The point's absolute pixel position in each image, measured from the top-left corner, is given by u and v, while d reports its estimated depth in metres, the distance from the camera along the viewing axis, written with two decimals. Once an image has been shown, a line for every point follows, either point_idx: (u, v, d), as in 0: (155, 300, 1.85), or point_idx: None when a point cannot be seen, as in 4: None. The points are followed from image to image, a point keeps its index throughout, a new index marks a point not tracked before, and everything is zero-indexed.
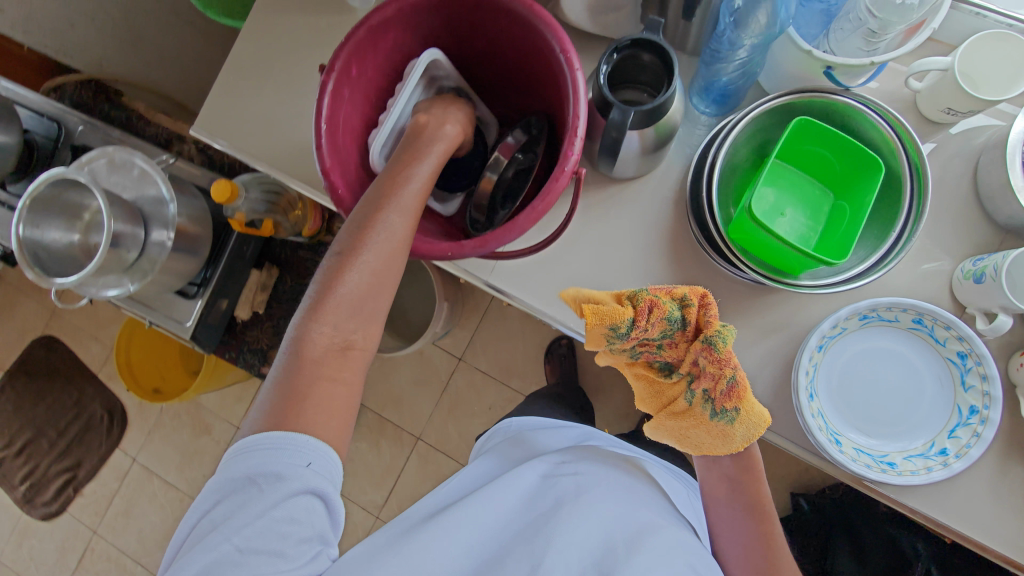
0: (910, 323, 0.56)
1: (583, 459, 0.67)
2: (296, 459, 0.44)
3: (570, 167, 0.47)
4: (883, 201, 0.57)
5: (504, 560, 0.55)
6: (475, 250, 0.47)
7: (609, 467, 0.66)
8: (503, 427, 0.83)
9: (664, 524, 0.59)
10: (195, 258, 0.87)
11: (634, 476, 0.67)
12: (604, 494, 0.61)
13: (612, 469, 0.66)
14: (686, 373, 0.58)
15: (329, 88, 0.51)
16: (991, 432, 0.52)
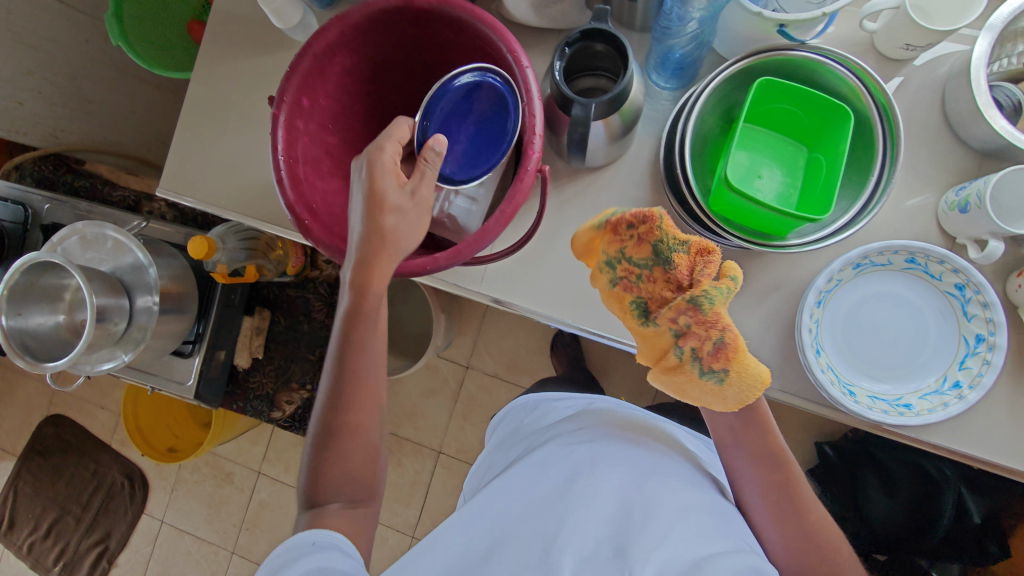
0: (903, 263, 0.56)
1: (596, 426, 0.65)
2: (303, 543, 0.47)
3: (535, 168, 0.45)
4: (862, 149, 0.56)
5: (516, 540, 0.53)
6: (450, 261, 0.46)
7: (621, 427, 0.65)
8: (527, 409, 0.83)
9: (677, 481, 0.58)
10: (184, 317, 0.86)
11: (649, 433, 0.66)
12: (615, 454, 0.60)
13: (625, 428, 0.65)
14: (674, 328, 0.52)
15: (282, 121, 0.48)
16: (1001, 358, 0.52)
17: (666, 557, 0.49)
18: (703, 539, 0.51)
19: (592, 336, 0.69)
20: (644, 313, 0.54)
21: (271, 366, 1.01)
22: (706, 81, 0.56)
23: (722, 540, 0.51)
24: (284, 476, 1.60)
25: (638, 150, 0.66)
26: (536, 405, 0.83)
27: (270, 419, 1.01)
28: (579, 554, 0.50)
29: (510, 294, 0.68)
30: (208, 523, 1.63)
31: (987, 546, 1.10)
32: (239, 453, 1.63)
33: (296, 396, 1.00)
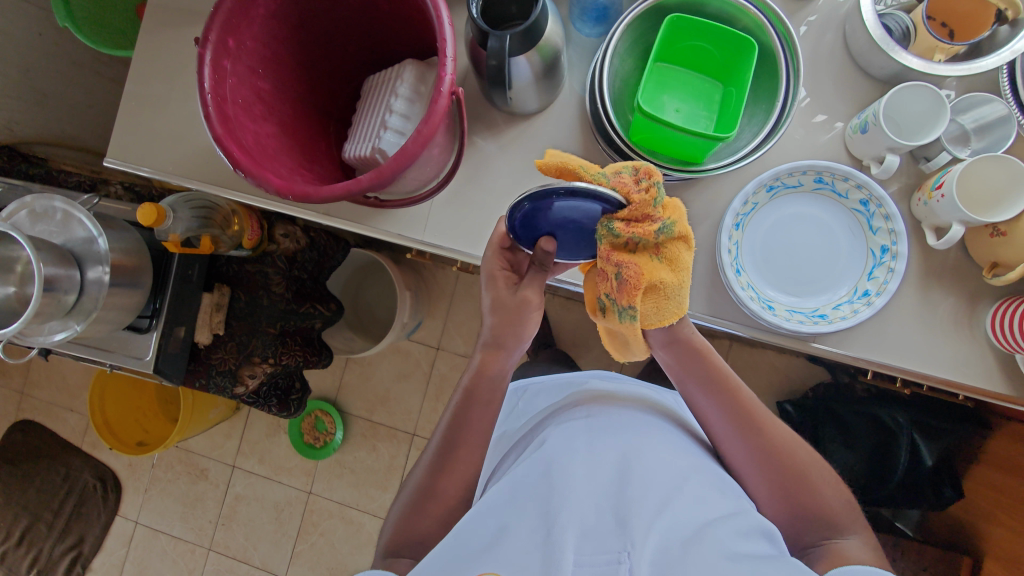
0: (812, 184, 0.60)
1: (599, 413, 0.70)
2: None
3: (449, 90, 0.48)
4: (771, 79, 0.59)
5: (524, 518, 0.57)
6: (372, 181, 0.47)
7: (620, 411, 0.71)
8: (531, 393, 0.86)
9: (674, 457, 0.62)
10: (138, 290, 0.86)
11: (649, 417, 0.70)
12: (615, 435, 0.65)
13: (624, 413, 0.70)
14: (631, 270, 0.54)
15: (208, 58, 0.49)
16: (902, 264, 0.56)
17: (665, 527, 0.53)
18: (701, 511, 0.55)
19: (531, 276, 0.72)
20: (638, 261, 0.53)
21: (233, 342, 1.02)
22: (620, 19, 0.60)
23: (719, 513, 0.55)
24: (259, 469, 1.59)
25: (566, 99, 0.69)
26: (531, 389, 0.87)
27: (234, 395, 1.02)
28: (582, 526, 0.54)
29: (452, 240, 0.71)
30: (184, 521, 1.62)
31: (942, 489, 1.13)
32: (213, 448, 1.62)
33: (258, 370, 1.01)
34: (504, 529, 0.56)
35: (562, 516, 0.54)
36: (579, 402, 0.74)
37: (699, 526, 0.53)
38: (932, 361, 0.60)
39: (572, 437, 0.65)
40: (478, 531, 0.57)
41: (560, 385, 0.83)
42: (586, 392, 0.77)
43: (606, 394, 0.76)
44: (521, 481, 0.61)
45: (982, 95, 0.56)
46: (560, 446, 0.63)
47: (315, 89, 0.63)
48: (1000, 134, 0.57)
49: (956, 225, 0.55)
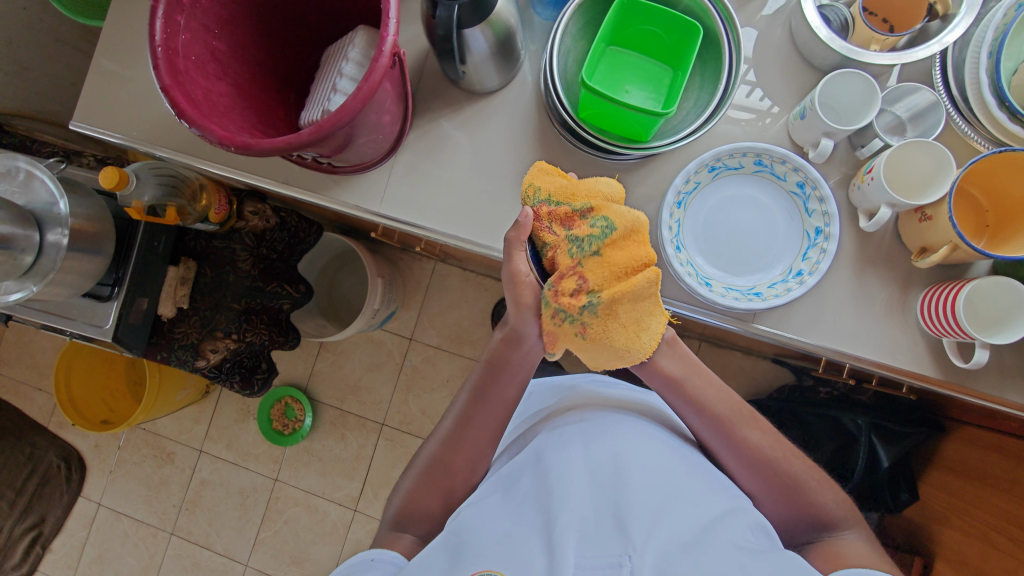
0: (752, 166, 0.61)
1: (593, 415, 0.72)
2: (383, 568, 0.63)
3: (390, 51, 0.49)
4: (715, 62, 0.61)
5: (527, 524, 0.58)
6: (310, 135, 0.49)
7: (613, 412, 0.72)
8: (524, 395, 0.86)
9: (667, 457, 0.64)
10: (99, 257, 0.87)
11: (643, 416, 0.73)
12: (608, 437, 0.67)
13: (617, 412, 0.72)
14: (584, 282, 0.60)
15: (159, 12, 0.51)
16: (834, 245, 0.57)
17: (663, 529, 0.55)
18: (696, 510, 0.58)
19: (484, 252, 0.73)
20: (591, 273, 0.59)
21: (196, 316, 1.02)
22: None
23: (713, 512, 0.58)
24: (227, 454, 1.58)
25: (525, 79, 0.71)
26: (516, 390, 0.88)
27: (195, 369, 1.02)
28: (582, 530, 0.56)
29: (408, 214, 0.72)
30: (147, 505, 1.60)
31: (899, 492, 1.14)
32: (182, 432, 1.60)
33: (221, 345, 1.02)
34: (509, 535, 0.57)
35: (562, 522, 0.56)
36: (569, 403, 0.76)
37: (695, 529, 0.55)
38: (866, 344, 0.62)
39: (568, 442, 0.67)
40: (483, 534, 0.58)
41: (550, 386, 0.84)
42: (578, 391, 0.78)
43: (597, 392, 0.77)
44: (521, 494, 0.63)
45: (913, 85, 0.59)
46: (556, 455, 0.65)
47: (276, 56, 0.65)
48: (931, 121, 0.59)
49: (884, 207, 0.57)
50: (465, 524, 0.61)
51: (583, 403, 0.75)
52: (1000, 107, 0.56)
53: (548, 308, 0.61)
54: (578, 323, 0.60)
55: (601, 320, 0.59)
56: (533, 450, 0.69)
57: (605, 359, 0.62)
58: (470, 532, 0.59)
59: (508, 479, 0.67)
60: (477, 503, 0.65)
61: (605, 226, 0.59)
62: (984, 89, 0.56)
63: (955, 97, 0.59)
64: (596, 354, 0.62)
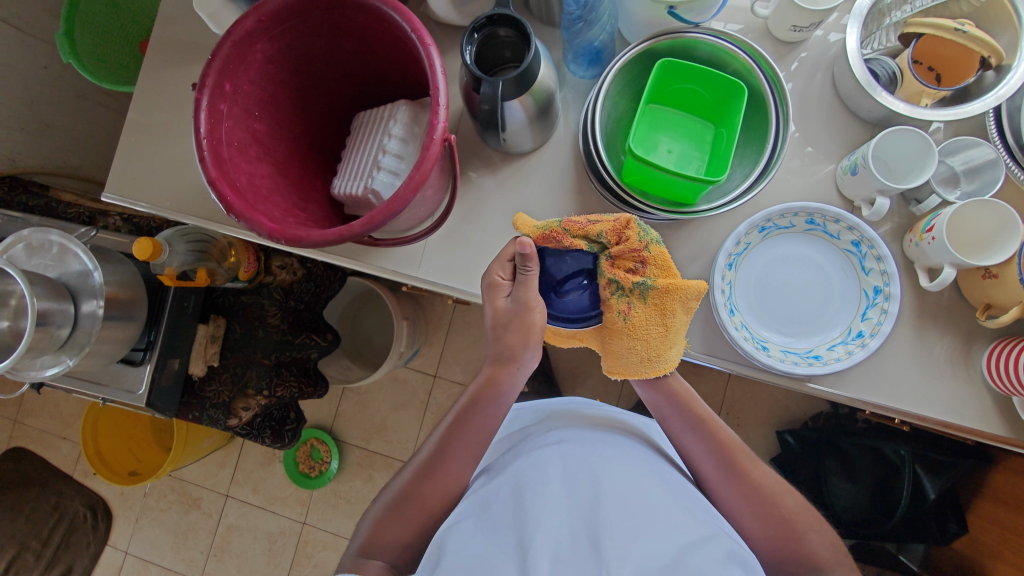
0: (804, 225, 0.60)
1: (571, 429, 0.67)
2: None
3: (441, 137, 0.49)
4: (760, 118, 0.60)
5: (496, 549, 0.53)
6: (363, 228, 0.49)
7: (592, 429, 0.68)
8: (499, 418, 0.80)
9: (648, 479, 0.60)
10: (132, 323, 0.86)
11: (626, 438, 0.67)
12: (585, 457, 0.61)
13: (596, 433, 0.67)
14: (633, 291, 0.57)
15: (204, 103, 0.51)
16: (895, 306, 0.56)
17: (641, 553, 0.50)
18: (674, 535, 0.52)
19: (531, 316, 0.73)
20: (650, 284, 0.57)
21: (227, 373, 1.01)
22: (612, 63, 0.61)
23: (693, 537, 0.52)
24: (253, 498, 1.56)
25: (560, 138, 0.70)
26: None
27: (227, 428, 1.01)
28: (556, 552, 0.51)
29: (447, 278, 0.71)
30: (175, 552, 1.59)
31: (946, 524, 1.11)
32: (207, 478, 1.59)
33: (252, 403, 1.01)
34: (483, 555, 0.53)
35: (536, 542, 0.51)
36: (548, 423, 0.70)
37: (673, 553, 0.50)
38: (932, 404, 0.60)
39: (544, 461, 0.62)
40: (458, 556, 0.54)
41: (530, 408, 0.79)
42: (557, 415, 0.72)
43: (579, 413, 0.72)
44: (495, 513, 0.58)
45: (970, 138, 0.58)
46: (533, 473, 0.60)
47: (311, 128, 0.65)
48: (989, 177, 0.58)
49: (948, 267, 0.55)
50: (438, 549, 0.57)
51: (563, 423, 0.69)
52: None
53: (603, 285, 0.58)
54: (623, 307, 0.58)
55: (649, 309, 0.58)
56: (510, 470, 0.63)
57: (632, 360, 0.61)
58: (450, 554, 0.55)
59: (483, 500, 0.61)
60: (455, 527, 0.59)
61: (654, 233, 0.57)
62: None
63: (1013, 146, 0.57)
64: (628, 343, 0.60)
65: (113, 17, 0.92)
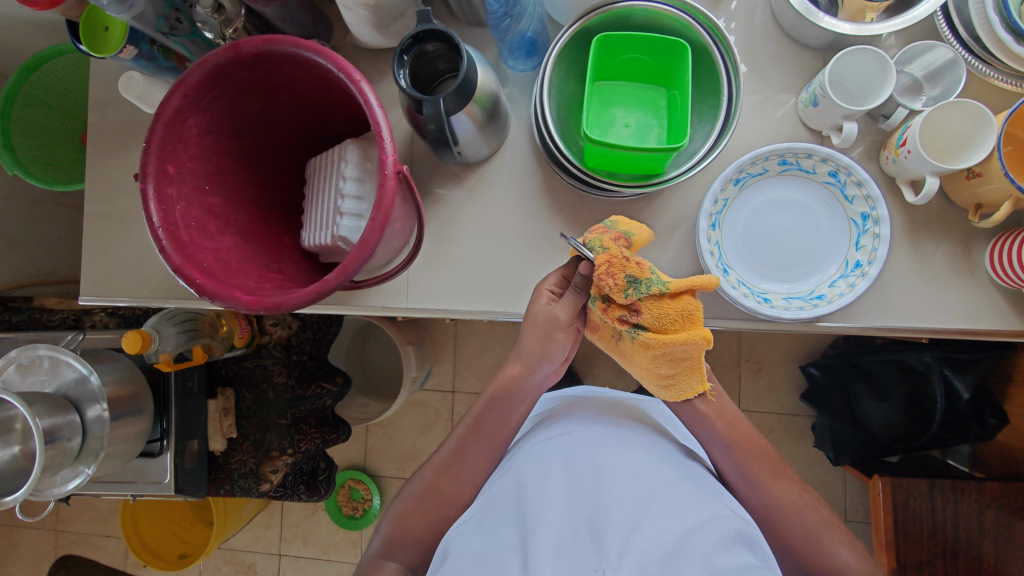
0: (777, 167, 0.59)
1: (577, 419, 0.68)
2: None
3: (394, 170, 0.48)
4: (709, 69, 0.59)
5: (500, 545, 0.53)
6: (338, 279, 0.48)
7: (595, 417, 0.68)
8: None
9: (652, 464, 0.61)
10: (141, 416, 0.86)
11: (632, 424, 0.67)
12: (588, 446, 0.62)
13: (601, 421, 0.67)
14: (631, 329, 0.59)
15: (151, 193, 0.50)
16: (887, 228, 0.55)
17: (644, 540, 0.51)
18: (679, 521, 0.53)
19: None
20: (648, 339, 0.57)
21: (247, 442, 1.01)
22: (550, 50, 0.59)
23: (699, 522, 0.53)
24: (306, 552, 1.56)
25: (516, 136, 0.69)
26: None
27: (261, 494, 1.01)
28: (560, 546, 0.52)
29: (438, 302, 0.70)
30: None
31: (985, 418, 1.10)
32: (256, 542, 1.59)
33: (280, 463, 1.00)
34: (488, 551, 0.53)
35: (539, 538, 0.52)
36: (553, 413, 0.70)
37: (676, 540, 0.51)
38: (945, 315, 0.59)
39: (546, 454, 0.62)
40: (461, 553, 0.55)
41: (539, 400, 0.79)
42: (566, 405, 0.72)
43: (585, 400, 0.71)
44: (500, 507, 0.59)
45: (921, 44, 0.57)
46: (537, 464, 0.61)
47: (268, 187, 0.63)
48: (952, 79, 0.57)
49: (930, 178, 0.54)
50: (445, 548, 0.58)
51: (570, 413, 0.69)
52: (1018, 42, 0.53)
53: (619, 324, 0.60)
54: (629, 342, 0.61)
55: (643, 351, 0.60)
56: (512, 463, 0.64)
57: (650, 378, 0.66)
58: (454, 552, 0.56)
59: (488, 497, 0.62)
60: (463, 528, 0.59)
61: (654, 279, 0.56)
62: (997, 28, 0.53)
63: (966, 40, 0.56)
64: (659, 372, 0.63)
65: (48, 117, 0.90)
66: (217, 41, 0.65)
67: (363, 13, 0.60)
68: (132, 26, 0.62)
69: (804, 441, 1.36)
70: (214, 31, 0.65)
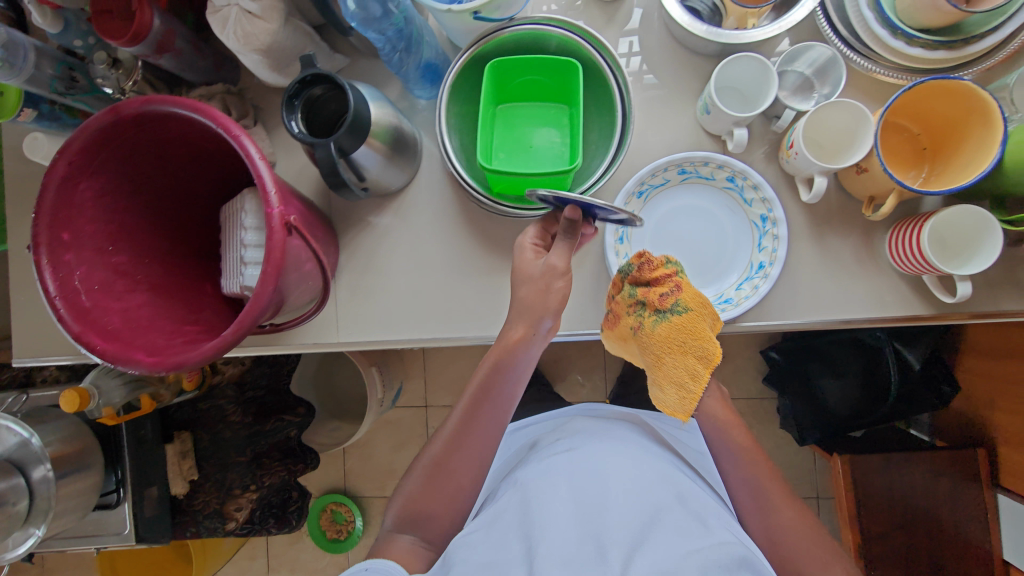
0: (678, 176, 0.60)
1: (585, 435, 0.68)
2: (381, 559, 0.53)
3: (280, 222, 0.48)
4: (603, 86, 0.60)
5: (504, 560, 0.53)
6: (234, 334, 0.48)
7: (602, 434, 0.68)
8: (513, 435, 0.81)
9: (656, 481, 0.60)
10: (91, 471, 0.85)
11: (640, 443, 0.67)
12: (595, 461, 0.62)
13: (608, 438, 0.67)
14: (653, 311, 0.54)
15: (45, 264, 0.50)
16: (784, 228, 0.56)
17: (645, 559, 0.51)
18: (680, 542, 0.53)
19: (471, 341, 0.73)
20: (685, 318, 0.53)
21: (209, 482, 1.01)
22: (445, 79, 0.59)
23: (700, 542, 0.52)
24: None
25: (430, 163, 0.70)
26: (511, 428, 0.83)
27: (228, 533, 1.01)
28: (563, 562, 0.51)
29: (368, 334, 0.70)
30: None
31: (941, 387, 1.11)
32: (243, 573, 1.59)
33: (242, 501, 1.01)
34: (489, 564, 0.53)
35: (542, 553, 0.52)
36: (563, 432, 0.71)
37: (679, 560, 0.50)
38: (854, 307, 0.60)
39: (555, 470, 0.62)
40: (462, 560, 0.54)
41: (538, 423, 0.80)
42: (575, 425, 0.72)
43: (597, 422, 0.72)
44: (504, 520, 0.58)
45: (802, 44, 0.58)
46: (543, 480, 0.61)
47: (181, 237, 0.63)
48: (835, 75, 0.58)
49: (819, 177, 0.55)
50: (447, 556, 0.56)
51: (579, 431, 0.70)
52: (894, 36, 0.55)
53: (640, 302, 0.55)
54: (639, 324, 0.55)
55: (662, 335, 0.54)
56: (519, 478, 0.64)
57: (661, 390, 0.56)
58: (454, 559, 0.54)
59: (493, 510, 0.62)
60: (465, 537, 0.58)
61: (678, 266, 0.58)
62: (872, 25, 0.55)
63: (847, 38, 0.58)
64: (676, 372, 0.54)
65: None
66: (117, 95, 0.65)
67: (256, 57, 0.60)
68: (28, 90, 0.62)
69: (771, 424, 1.38)
70: (115, 86, 0.64)
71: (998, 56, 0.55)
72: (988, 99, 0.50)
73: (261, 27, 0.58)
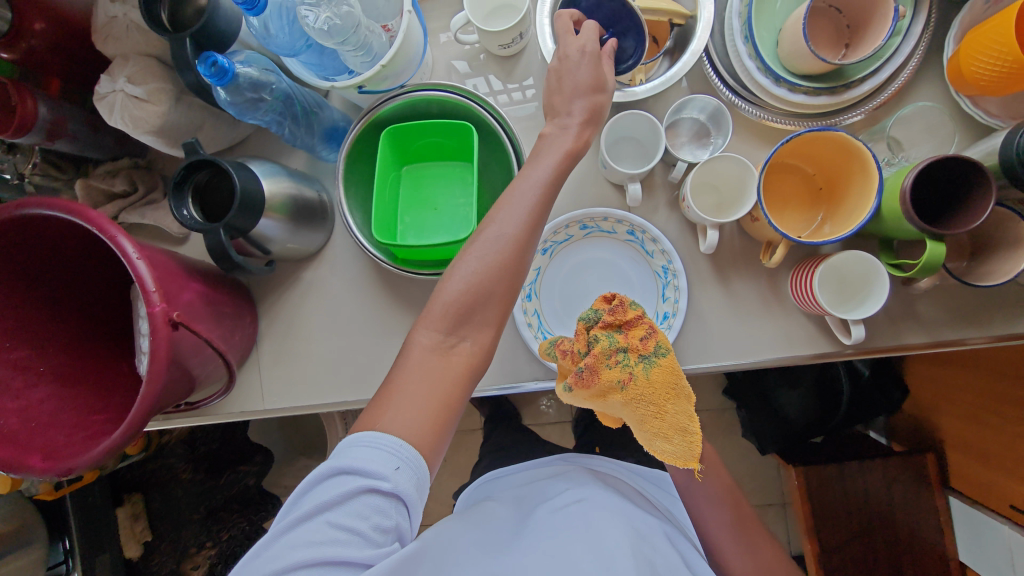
0: (580, 231, 0.61)
1: (590, 486, 0.61)
2: (384, 466, 0.39)
3: (163, 319, 0.48)
4: (501, 148, 0.61)
5: None
6: (121, 435, 0.47)
7: (607, 488, 0.62)
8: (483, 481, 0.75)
9: (666, 549, 0.54)
10: (33, 546, 0.84)
11: (642, 505, 0.61)
12: (614, 515, 0.55)
13: (615, 494, 0.61)
14: (637, 357, 0.51)
15: None
16: (683, 280, 0.57)
17: None
18: None
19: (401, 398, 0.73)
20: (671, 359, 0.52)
21: (164, 542, 1.00)
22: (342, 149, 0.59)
23: None
24: None
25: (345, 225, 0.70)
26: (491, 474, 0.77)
27: None
28: None
29: (294, 400, 0.70)
30: None
31: (889, 393, 1.13)
32: None
33: (200, 559, 0.99)
34: None
35: None
36: (569, 481, 0.64)
37: None
38: (766, 349, 0.61)
39: (568, 523, 0.54)
40: None
41: (507, 472, 0.76)
42: (576, 473, 0.66)
43: (600, 475, 0.66)
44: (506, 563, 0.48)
45: (687, 97, 0.58)
46: (559, 532, 0.53)
47: (89, 321, 0.63)
48: (723, 124, 0.59)
49: (711, 230, 0.56)
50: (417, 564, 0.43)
51: (584, 482, 0.62)
52: (776, 84, 0.56)
53: (618, 350, 0.51)
54: (625, 376, 0.50)
55: (650, 384, 0.50)
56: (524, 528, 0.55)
57: (662, 440, 0.52)
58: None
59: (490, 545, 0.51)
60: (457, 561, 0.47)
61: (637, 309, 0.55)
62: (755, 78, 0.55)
63: (735, 88, 0.59)
64: (674, 417, 0.51)
65: None
66: (17, 179, 0.65)
67: (152, 139, 0.60)
68: None
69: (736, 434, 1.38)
70: (12, 170, 0.63)
71: (883, 96, 0.56)
72: (864, 150, 0.51)
73: (151, 110, 0.57)
